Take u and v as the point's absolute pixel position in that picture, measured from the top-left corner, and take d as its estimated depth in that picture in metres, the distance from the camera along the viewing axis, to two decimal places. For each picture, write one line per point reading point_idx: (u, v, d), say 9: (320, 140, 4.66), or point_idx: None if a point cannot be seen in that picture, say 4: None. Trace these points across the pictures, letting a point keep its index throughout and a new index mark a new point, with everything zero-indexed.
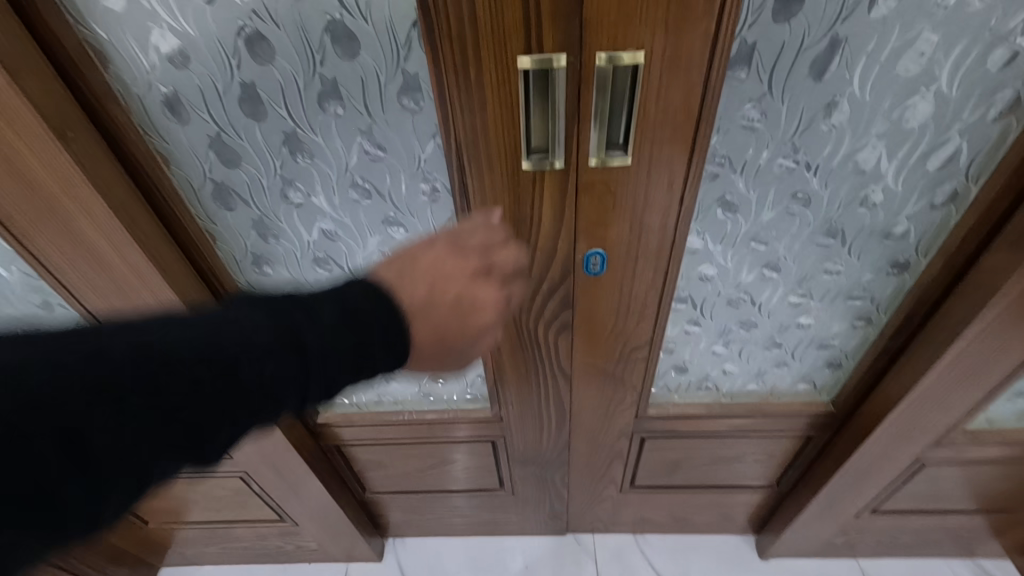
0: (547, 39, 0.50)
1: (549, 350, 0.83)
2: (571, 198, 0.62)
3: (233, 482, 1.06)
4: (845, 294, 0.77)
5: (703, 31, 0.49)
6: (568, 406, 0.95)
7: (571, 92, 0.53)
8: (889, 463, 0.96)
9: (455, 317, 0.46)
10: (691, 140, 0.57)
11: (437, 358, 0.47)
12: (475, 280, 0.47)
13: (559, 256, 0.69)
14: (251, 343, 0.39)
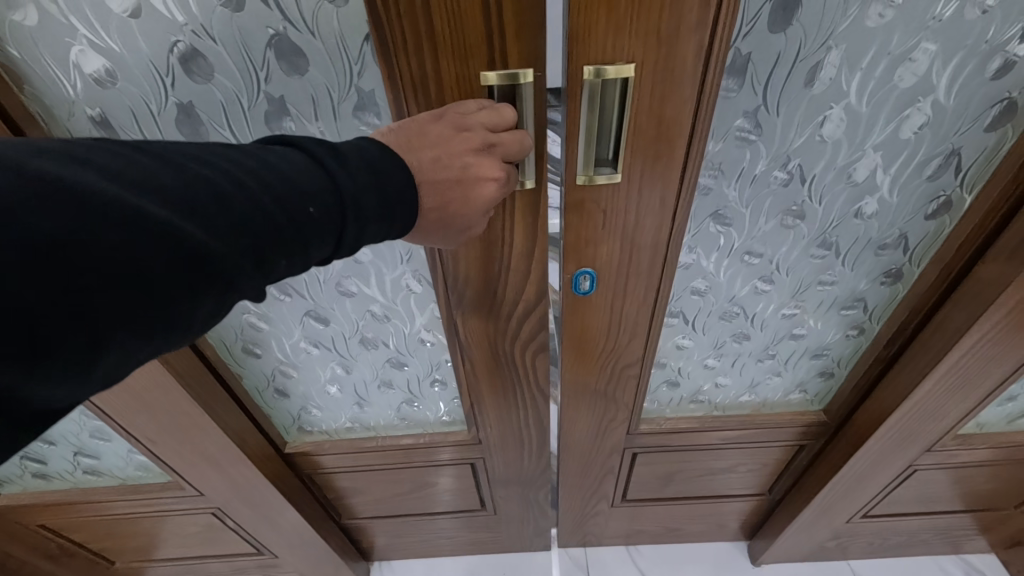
0: (512, 52, 0.47)
1: (527, 370, 0.80)
2: (537, 217, 0.59)
3: (205, 518, 1.00)
4: (839, 305, 0.76)
5: (697, 41, 0.46)
6: (549, 427, 0.92)
7: (539, 105, 0.50)
8: (882, 469, 0.95)
9: (460, 186, 0.44)
10: (684, 155, 0.54)
11: (442, 224, 0.45)
12: (481, 154, 0.45)
13: (533, 278, 0.65)
14: (289, 176, 0.34)
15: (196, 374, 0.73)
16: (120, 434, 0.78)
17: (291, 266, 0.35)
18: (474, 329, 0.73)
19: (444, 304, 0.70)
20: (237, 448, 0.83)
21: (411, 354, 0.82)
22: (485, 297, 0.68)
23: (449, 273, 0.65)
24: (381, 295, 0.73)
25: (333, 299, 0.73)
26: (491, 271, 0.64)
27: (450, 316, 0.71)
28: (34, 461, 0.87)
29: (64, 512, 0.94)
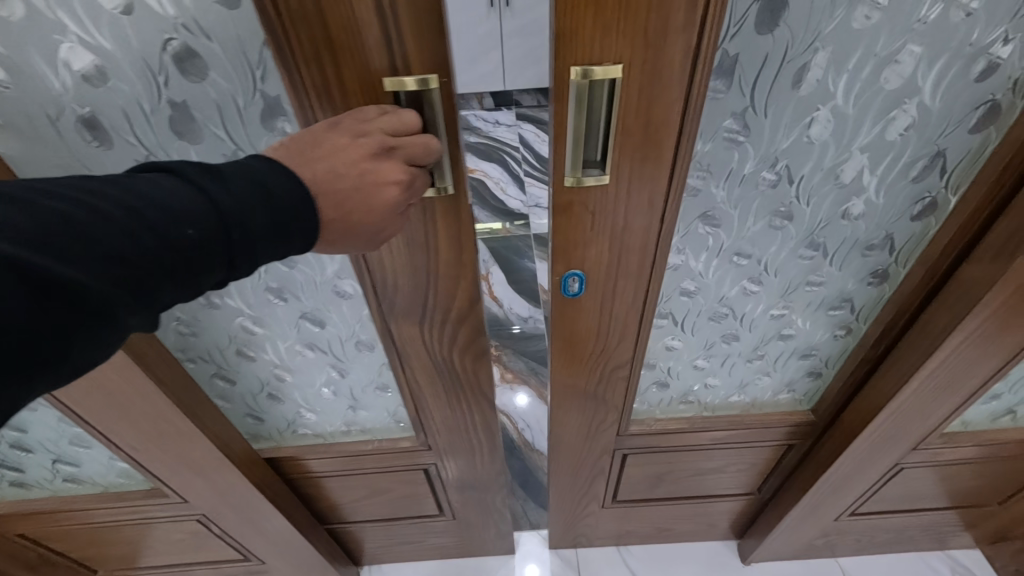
0: (413, 60, 0.47)
1: (469, 378, 0.79)
2: (458, 220, 0.58)
3: (191, 525, 0.98)
4: (826, 305, 0.76)
5: (686, 42, 0.45)
6: (498, 433, 0.91)
7: (450, 112, 0.50)
8: (869, 468, 0.96)
9: (361, 191, 0.43)
10: (671, 157, 0.53)
11: (351, 234, 0.44)
12: (378, 158, 0.45)
13: (464, 285, 0.65)
14: (163, 203, 0.34)
15: (178, 382, 0.71)
16: (101, 442, 0.76)
17: (179, 288, 0.35)
18: (407, 335, 0.72)
19: (377, 311, 0.70)
20: (221, 455, 0.81)
21: (352, 361, 0.82)
22: (414, 303, 0.67)
23: (374, 278, 0.64)
24: (312, 303, 0.72)
25: (265, 307, 0.72)
26: (420, 279, 0.64)
27: (384, 323, 0.71)
28: (11, 470, 0.84)
29: (44, 521, 0.92)
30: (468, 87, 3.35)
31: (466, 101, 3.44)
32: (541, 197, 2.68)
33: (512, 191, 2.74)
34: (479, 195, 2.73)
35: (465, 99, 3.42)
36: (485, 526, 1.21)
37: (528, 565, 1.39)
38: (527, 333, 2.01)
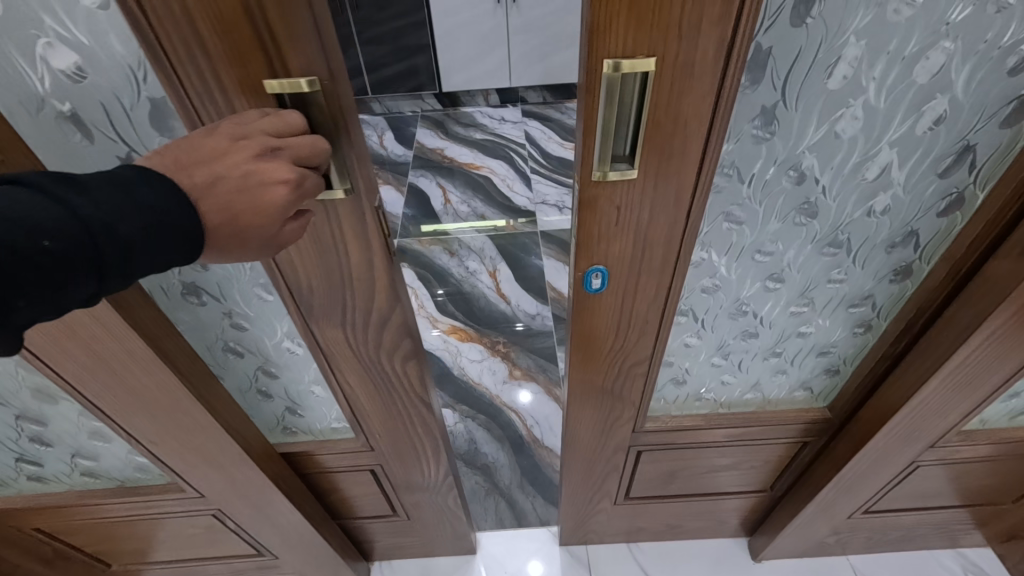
0: (291, 61, 0.47)
1: (402, 377, 0.81)
2: (361, 221, 0.60)
3: (206, 519, 0.98)
4: (846, 303, 0.76)
5: (718, 35, 0.45)
6: (438, 430, 0.93)
7: (333, 113, 0.51)
8: (884, 467, 0.96)
9: (246, 193, 0.41)
10: (700, 151, 0.53)
11: (241, 245, 0.42)
12: (258, 160, 0.42)
13: (381, 286, 0.67)
14: (17, 218, 0.31)
15: (198, 376, 0.71)
16: (120, 435, 0.76)
17: (35, 306, 0.33)
18: (331, 337, 0.73)
19: (298, 314, 0.70)
20: (239, 449, 0.81)
21: (283, 362, 0.82)
22: (331, 307, 0.69)
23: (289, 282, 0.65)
24: (235, 306, 0.72)
25: (184, 312, 0.72)
26: (333, 279, 0.65)
27: (306, 327, 0.72)
28: (30, 464, 0.85)
29: (60, 516, 0.93)
30: (475, 84, 3.36)
31: (473, 99, 3.45)
32: (548, 194, 2.69)
33: (519, 188, 2.75)
34: (486, 192, 2.74)
35: (472, 97, 3.42)
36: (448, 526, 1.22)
37: (531, 561, 1.40)
38: (535, 330, 2.01)
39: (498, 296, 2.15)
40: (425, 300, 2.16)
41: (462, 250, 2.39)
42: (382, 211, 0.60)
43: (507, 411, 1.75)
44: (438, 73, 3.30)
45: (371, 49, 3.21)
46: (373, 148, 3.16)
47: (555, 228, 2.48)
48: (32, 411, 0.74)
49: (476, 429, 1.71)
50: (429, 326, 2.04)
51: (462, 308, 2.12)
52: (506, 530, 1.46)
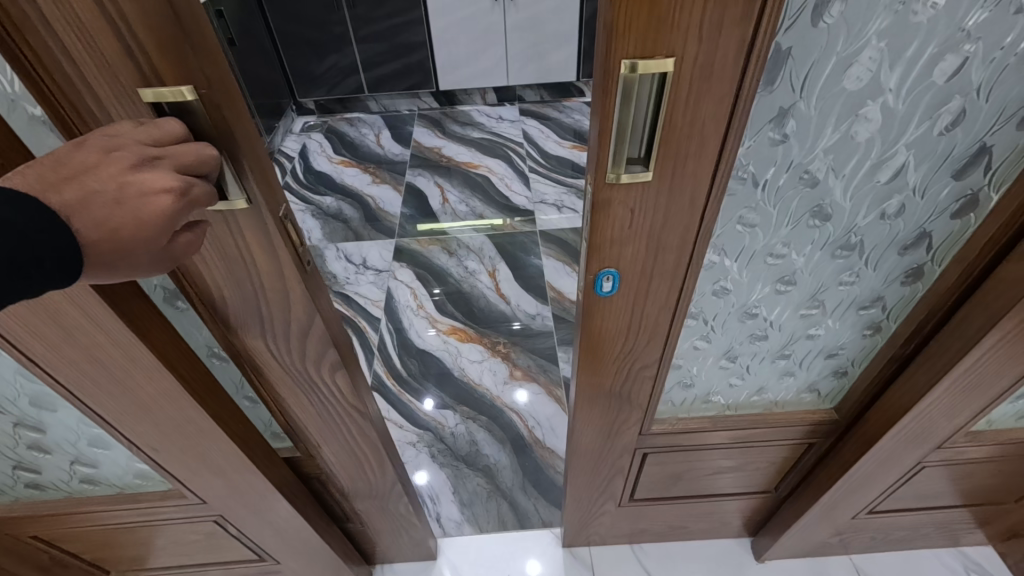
0: (162, 67, 0.44)
1: (329, 386, 0.80)
2: (266, 235, 0.57)
3: (207, 525, 0.96)
4: (856, 305, 0.75)
5: (739, 35, 0.44)
6: (376, 437, 0.94)
7: (219, 122, 0.48)
8: (890, 469, 0.96)
9: (125, 206, 0.40)
10: (717, 153, 0.52)
11: (127, 259, 0.41)
12: (139, 169, 0.42)
13: (296, 299, 0.65)
14: None
15: (201, 378, 0.69)
16: (121, 442, 0.75)
17: None
18: (254, 349, 0.71)
19: (216, 327, 0.68)
20: (242, 455, 0.80)
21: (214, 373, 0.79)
22: (253, 319, 0.67)
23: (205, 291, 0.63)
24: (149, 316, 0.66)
25: None
26: (245, 290, 0.63)
27: (226, 337, 0.70)
28: (27, 471, 0.83)
29: (58, 524, 0.91)
30: (472, 83, 3.35)
31: (470, 97, 3.43)
32: (546, 193, 2.69)
33: (517, 187, 2.74)
34: (483, 192, 2.72)
35: (468, 95, 3.41)
36: (396, 534, 1.22)
37: (529, 561, 1.39)
38: (535, 330, 2.00)
39: (498, 296, 2.14)
40: (423, 299, 2.15)
41: (460, 250, 2.38)
42: (291, 224, 0.59)
43: (508, 412, 1.74)
44: (434, 71, 3.29)
45: (366, 47, 3.19)
46: (369, 147, 3.14)
47: (554, 227, 2.47)
48: (30, 418, 0.72)
49: (477, 430, 1.70)
50: (429, 326, 2.03)
51: (461, 308, 2.10)
52: (508, 531, 1.45)
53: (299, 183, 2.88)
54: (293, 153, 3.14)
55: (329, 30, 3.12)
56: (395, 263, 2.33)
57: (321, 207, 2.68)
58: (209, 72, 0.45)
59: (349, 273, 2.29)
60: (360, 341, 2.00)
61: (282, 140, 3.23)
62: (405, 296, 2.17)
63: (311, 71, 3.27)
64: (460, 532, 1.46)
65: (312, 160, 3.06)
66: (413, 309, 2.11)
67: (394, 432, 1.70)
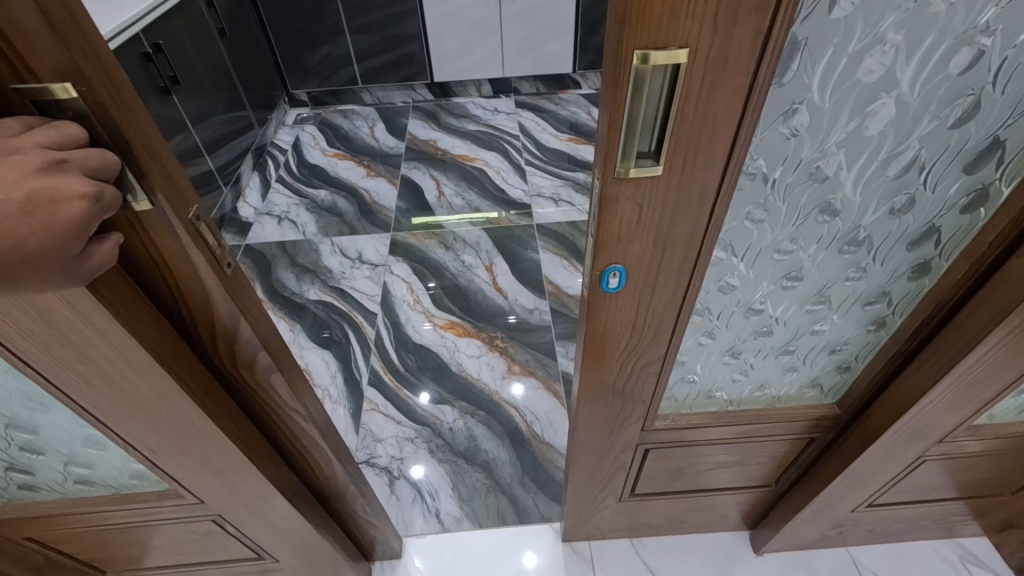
0: (38, 65, 0.41)
1: (262, 396, 0.79)
2: (177, 238, 0.55)
3: (205, 525, 0.95)
4: (862, 300, 0.75)
5: (754, 27, 0.43)
6: (316, 442, 0.93)
7: (106, 119, 0.46)
8: (891, 462, 0.96)
9: (32, 213, 0.40)
10: (729, 147, 0.51)
11: (34, 269, 0.41)
12: (48, 174, 0.41)
13: (216, 306, 0.63)
14: None
15: (194, 375, 0.67)
16: (116, 443, 0.73)
17: None
18: (222, 351, 0.69)
19: None
20: (240, 454, 0.78)
21: None
22: (235, 314, 0.65)
23: (186, 293, 0.61)
24: None
25: None
26: (162, 292, 0.60)
27: (190, 340, 0.67)
28: (20, 472, 0.81)
29: (54, 525, 0.90)
30: (466, 74, 3.33)
31: (465, 89, 3.41)
32: (542, 186, 2.68)
33: (514, 181, 2.73)
34: (479, 185, 2.70)
35: (463, 87, 3.39)
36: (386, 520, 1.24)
37: (526, 553, 1.40)
38: (533, 325, 1.99)
39: (495, 291, 2.13)
40: (420, 294, 2.13)
41: (456, 244, 2.36)
42: (205, 225, 0.58)
43: (507, 407, 1.73)
44: (429, 62, 3.26)
45: (358, 38, 3.15)
46: (363, 140, 3.11)
47: (550, 221, 2.46)
48: (22, 418, 0.70)
49: (475, 426, 1.68)
50: (425, 321, 2.02)
51: (458, 303, 2.09)
52: (509, 527, 1.45)
53: (293, 177, 2.84)
54: (286, 145, 3.11)
55: (320, 21, 3.07)
56: (391, 258, 2.30)
57: (315, 201, 2.66)
58: (87, 65, 0.43)
59: (345, 268, 2.27)
60: (357, 336, 1.98)
61: (275, 133, 3.20)
62: (402, 291, 2.15)
63: (303, 61, 3.22)
64: (460, 528, 1.46)
65: (305, 153, 3.03)
66: (410, 304, 2.09)
67: (393, 428, 1.69)
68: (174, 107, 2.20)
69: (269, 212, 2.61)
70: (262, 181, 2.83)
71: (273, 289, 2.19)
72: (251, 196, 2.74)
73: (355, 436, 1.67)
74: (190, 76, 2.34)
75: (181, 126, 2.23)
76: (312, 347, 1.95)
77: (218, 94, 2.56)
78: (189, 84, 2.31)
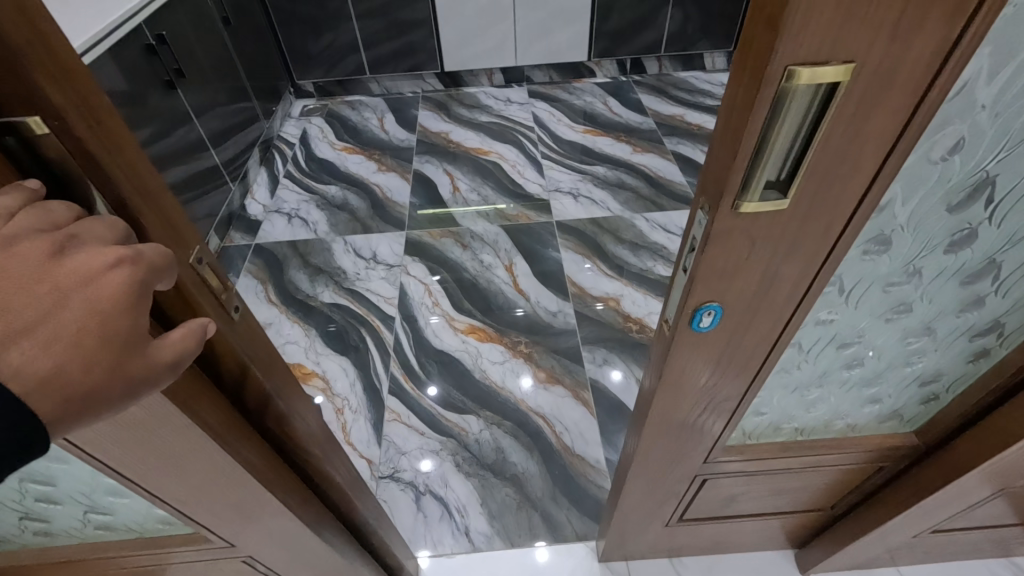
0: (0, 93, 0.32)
1: (290, 443, 0.71)
2: (176, 288, 0.46)
3: (234, 565, 0.88)
4: (970, 331, 0.67)
5: (942, 35, 0.34)
6: (338, 482, 0.86)
7: (84, 157, 0.37)
8: (970, 495, 0.89)
9: (71, 315, 0.32)
10: (870, 176, 0.43)
11: (110, 375, 0.34)
12: (58, 256, 0.32)
13: (226, 355, 0.54)
14: None
15: (231, 428, 0.59)
16: (143, 497, 0.65)
17: None
18: (259, 398, 0.61)
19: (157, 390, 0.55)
20: (277, 503, 0.71)
21: None
22: (246, 361, 0.57)
23: (224, 342, 0.53)
24: None
25: None
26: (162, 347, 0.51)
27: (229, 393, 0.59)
28: (36, 520, 0.74)
29: (73, 569, 0.83)
30: (477, 62, 3.21)
31: (476, 78, 3.30)
32: (560, 181, 2.59)
33: (530, 175, 2.63)
34: (495, 179, 2.61)
35: (473, 76, 3.29)
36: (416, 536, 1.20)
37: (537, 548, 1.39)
38: (557, 328, 1.92)
39: (516, 292, 2.05)
40: (438, 296, 2.06)
41: (474, 242, 2.28)
42: (207, 268, 0.49)
43: (534, 417, 1.66)
44: (438, 50, 3.14)
45: (365, 25, 3.02)
46: (372, 132, 3.00)
47: (570, 217, 2.38)
48: (38, 471, 0.63)
49: (502, 437, 1.62)
50: (445, 324, 1.95)
51: (478, 305, 2.01)
52: (543, 546, 1.39)
53: (301, 172, 2.75)
54: (293, 138, 3.01)
55: (326, 7, 2.95)
56: (407, 257, 2.23)
57: (324, 198, 2.57)
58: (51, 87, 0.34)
59: (359, 268, 2.19)
60: (375, 341, 1.91)
61: (281, 126, 3.10)
62: (420, 293, 2.07)
63: (308, 50, 3.11)
64: (490, 546, 1.40)
65: (313, 146, 2.93)
66: (428, 307, 2.01)
67: (416, 439, 1.62)
68: (179, 102, 2.10)
69: (278, 209, 2.52)
70: (270, 176, 2.74)
71: (285, 290, 2.11)
72: (259, 192, 2.65)
73: (378, 449, 1.61)
74: (194, 68, 2.24)
75: (186, 120, 2.14)
76: (328, 352, 1.88)
77: (222, 85, 2.45)
78: (192, 76, 2.21)
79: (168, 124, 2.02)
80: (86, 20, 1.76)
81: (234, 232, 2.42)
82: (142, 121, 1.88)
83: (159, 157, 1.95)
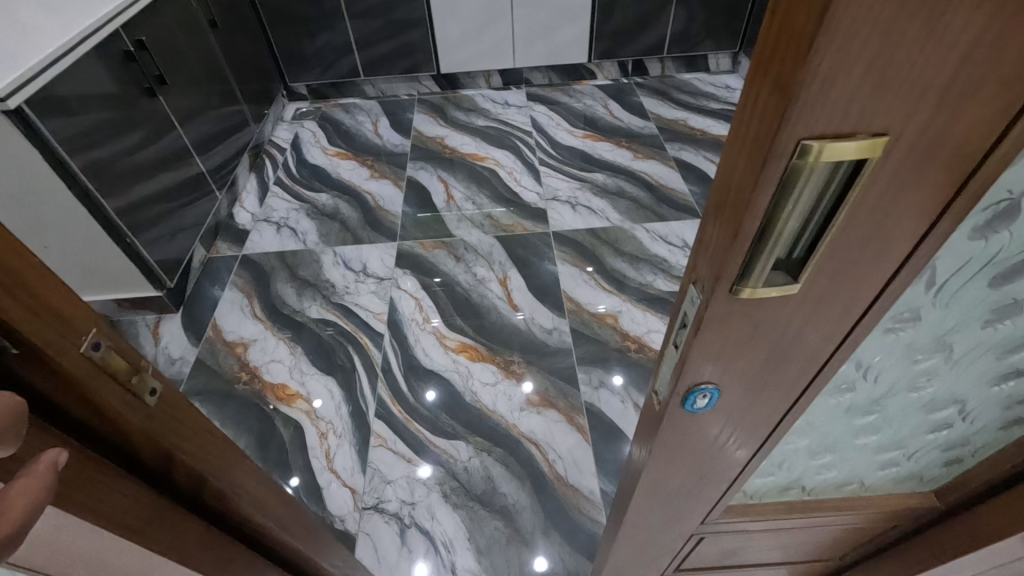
0: None
1: (239, 517, 0.63)
2: (64, 380, 0.39)
3: None
4: (1007, 402, 0.59)
5: (1005, 100, 0.26)
6: (298, 551, 0.77)
7: None
8: (994, 563, 0.81)
9: None
10: (903, 255, 0.35)
11: None
12: None
13: (143, 440, 0.47)
14: None
15: (157, 520, 0.51)
16: None
17: None
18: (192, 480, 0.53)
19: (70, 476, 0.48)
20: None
21: None
22: (170, 445, 0.49)
23: (138, 429, 0.45)
24: None
25: None
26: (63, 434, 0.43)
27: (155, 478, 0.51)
28: None
29: None
30: (475, 64, 3.13)
31: (473, 80, 3.22)
32: (558, 189, 2.51)
33: (527, 182, 2.55)
34: (491, 187, 2.53)
35: (471, 78, 3.20)
36: None
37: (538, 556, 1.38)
38: (552, 347, 1.84)
39: (510, 308, 1.98)
40: (429, 312, 1.98)
41: (467, 254, 2.20)
42: (107, 352, 0.41)
43: (526, 444, 1.59)
44: (434, 50, 3.06)
45: (359, 25, 2.94)
46: (366, 137, 2.92)
47: (567, 227, 2.30)
48: None
49: (492, 465, 1.55)
50: (435, 342, 1.87)
51: (470, 322, 1.94)
52: None
53: (292, 178, 2.68)
54: (285, 143, 2.94)
55: (320, 6, 2.87)
56: (398, 269, 2.15)
57: (315, 206, 2.49)
58: None
59: (348, 282, 2.12)
60: (362, 360, 1.84)
61: (273, 130, 3.02)
62: (410, 308, 2.00)
63: (301, 51, 3.03)
64: None
65: (305, 151, 2.85)
66: (419, 323, 1.94)
67: (403, 467, 1.56)
68: (162, 110, 2.01)
69: (267, 218, 2.45)
70: (259, 183, 2.67)
71: (272, 305, 2.04)
72: (248, 200, 2.57)
73: (362, 477, 1.54)
74: (178, 73, 2.15)
75: (169, 128, 2.05)
76: (314, 372, 1.81)
77: (211, 90, 2.38)
78: (178, 81, 2.14)
79: (151, 133, 1.95)
80: (64, 21, 1.66)
81: (221, 242, 2.34)
82: (125, 127, 1.81)
83: (143, 165, 1.89)
